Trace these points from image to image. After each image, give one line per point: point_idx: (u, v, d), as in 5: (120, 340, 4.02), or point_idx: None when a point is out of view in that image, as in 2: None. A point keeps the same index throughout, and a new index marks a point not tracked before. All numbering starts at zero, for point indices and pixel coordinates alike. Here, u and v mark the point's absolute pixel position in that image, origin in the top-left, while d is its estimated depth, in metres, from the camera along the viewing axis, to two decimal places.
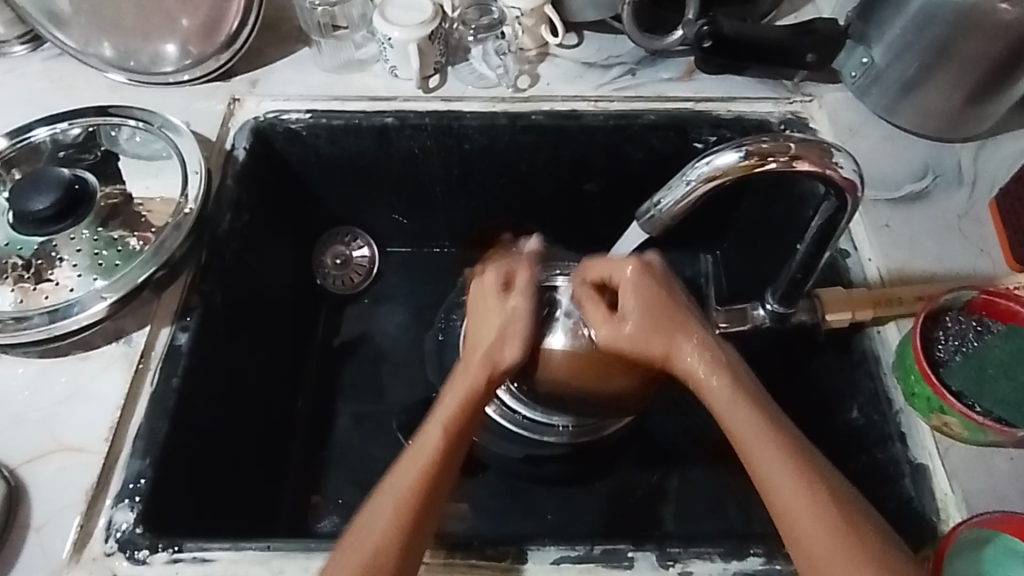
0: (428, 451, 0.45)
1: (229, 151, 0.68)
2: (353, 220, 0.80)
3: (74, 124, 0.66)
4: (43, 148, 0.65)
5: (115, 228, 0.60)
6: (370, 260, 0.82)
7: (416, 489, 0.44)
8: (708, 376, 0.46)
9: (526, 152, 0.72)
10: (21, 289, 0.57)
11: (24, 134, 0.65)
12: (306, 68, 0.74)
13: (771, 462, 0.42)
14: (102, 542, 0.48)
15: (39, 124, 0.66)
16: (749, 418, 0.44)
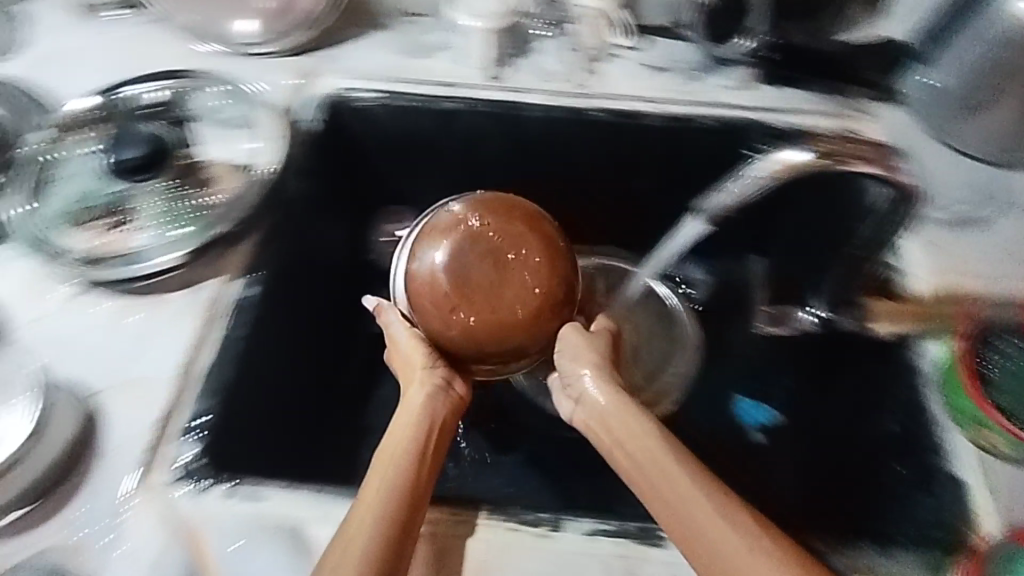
0: (384, 488, 0.43)
1: (301, 124, 0.72)
2: None
3: (160, 87, 0.72)
4: (128, 106, 0.70)
5: (191, 185, 0.64)
6: None
7: (380, 521, 0.41)
8: (633, 436, 0.46)
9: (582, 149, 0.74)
10: (101, 234, 0.61)
11: (117, 92, 0.71)
12: (378, 50, 0.78)
13: (658, 460, 0.44)
14: (167, 471, 0.51)
15: (129, 85, 0.72)
16: (679, 470, 0.43)
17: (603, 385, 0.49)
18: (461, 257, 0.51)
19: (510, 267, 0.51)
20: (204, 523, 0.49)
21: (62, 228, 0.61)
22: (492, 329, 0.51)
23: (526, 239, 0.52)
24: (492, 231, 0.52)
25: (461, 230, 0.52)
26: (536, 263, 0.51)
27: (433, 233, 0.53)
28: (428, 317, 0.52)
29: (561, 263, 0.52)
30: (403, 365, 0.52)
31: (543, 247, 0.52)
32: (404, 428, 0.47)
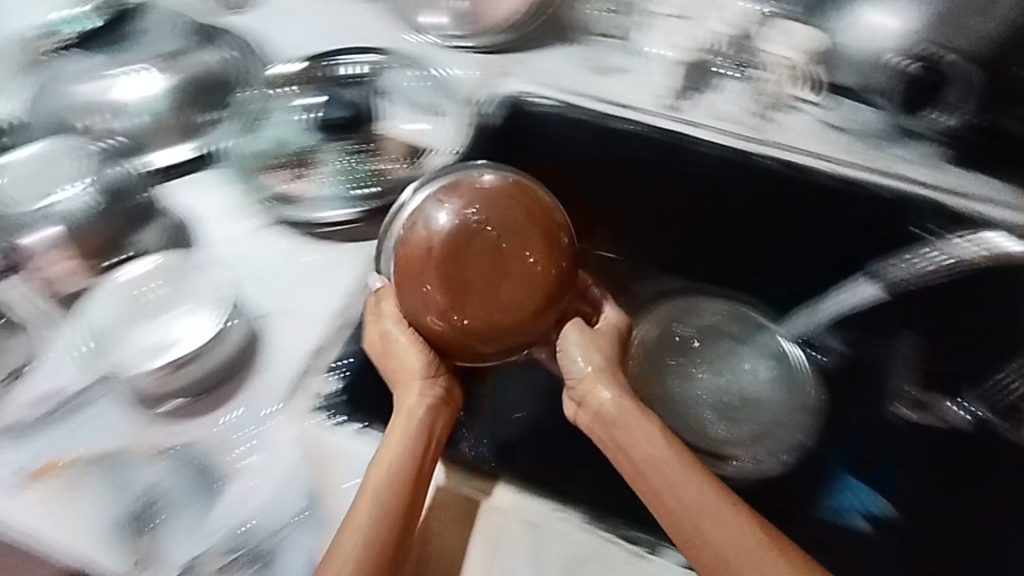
0: (372, 512, 0.45)
1: (480, 116, 0.77)
2: None
3: (365, 62, 0.79)
4: (335, 72, 0.78)
5: (376, 154, 0.72)
6: None
7: (369, 545, 0.43)
8: (641, 433, 0.48)
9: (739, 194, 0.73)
10: (291, 183, 0.70)
11: (324, 59, 0.79)
12: (562, 62, 0.81)
13: (681, 471, 0.46)
14: (310, 399, 0.55)
15: (338, 54, 0.79)
16: (688, 478, 0.46)
17: (613, 389, 0.52)
18: (453, 249, 0.51)
19: (509, 266, 0.51)
20: (332, 453, 0.53)
21: (260, 171, 0.70)
22: (484, 321, 0.51)
23: (528, 229, 0.52)
24: (490, 224, 0.52)
25: (457, 222, 0.52)
26: (534, 261, 0.51)
27: (428, 223, 0.52)
28: (417, 308, 0.52)
29: (559, 258, 0.52)
30: (390, 368, 0.54)
31: (545, 245, 0.52)
32: (397, 446, 0.48)
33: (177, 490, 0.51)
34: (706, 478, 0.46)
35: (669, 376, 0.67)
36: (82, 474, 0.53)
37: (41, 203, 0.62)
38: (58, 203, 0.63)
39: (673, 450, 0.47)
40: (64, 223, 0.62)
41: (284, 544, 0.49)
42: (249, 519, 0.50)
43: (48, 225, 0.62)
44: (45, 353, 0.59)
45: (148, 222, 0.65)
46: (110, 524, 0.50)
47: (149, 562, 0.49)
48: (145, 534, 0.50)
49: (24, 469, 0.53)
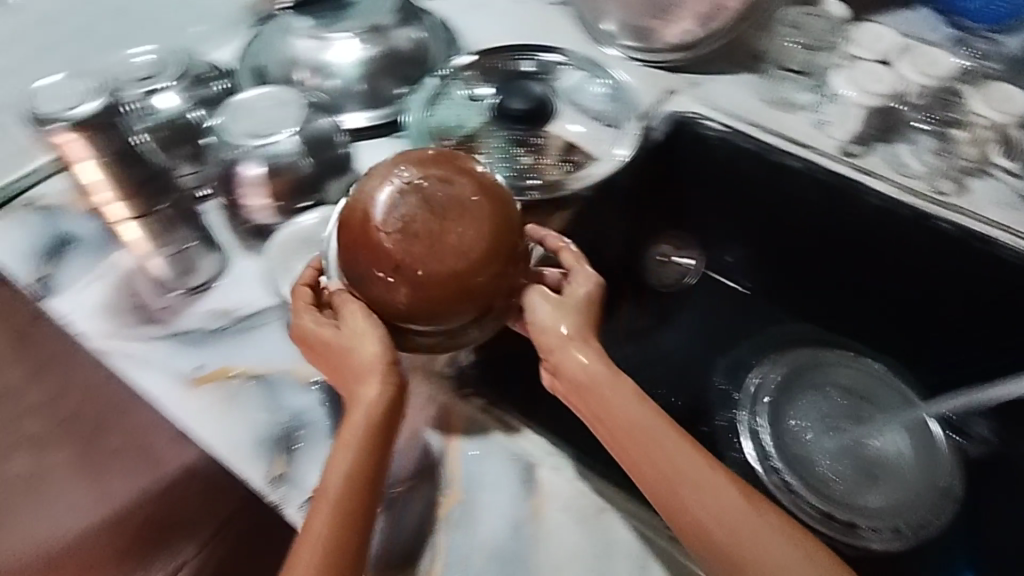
0: (325, 523, 0.45)
1: (646, 128, 0.78)
2: (693, 233, 0.87)
3: (567, 62, 0.82)
4: (530, 68, 0.82)
5: (541, 151, 0.75)
6: (687, 269, 0.88)
7: (324, 554, 0.44)
8: (620, 403, 0.49)
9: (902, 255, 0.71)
10: (452, 156, 0.73)
11: (526, 53, 0.83)
12: (741, 91, 0.81)
13: (661, 437, 0.47)
14: (445, 364, 0.60)
15: (542, 50, 0.83)
16: (671, 446, 0.47)
17: (623, 386, 0.50)
18: (396, 217, 0.48)
19: (458, 224, 0.48)
20: (463, 423, 0.57)
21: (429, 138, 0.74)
22: (451, 297, 0.49)
23: (474, 195, 0.49)
24: (431, 183, 0.49)
25: (402, 192, 0.48)
26: (483, 228, 0.49)
27: (369, 191, 0.50)
28: (370, 287, 0.50)
29: (508, 211, 0.50)
30: (332, 353, 0.52)
31: (488, 198, 0.49)
32: (346, 450, 0.48)
33: (320, 421, 0.56)
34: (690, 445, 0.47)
35: (788, 428, 0.74)
36: (239, 388, 0.58)
37: (249, 140, 0.61)
38: (263, 145, 0.62)
39: (649, 416, 0.48)
40: (266, 167, 0.62)
41: (412, 492, 0.53)
42: None
43: (252, 166, 0.62)
44: (229, 273, 0.64)
45: (340, 174, 0.66)
46: (258, 439, 0.55)
47: (286, 480, 0.53)
48: (285, 453, 0.54)
49: (191, 373, 0.59)
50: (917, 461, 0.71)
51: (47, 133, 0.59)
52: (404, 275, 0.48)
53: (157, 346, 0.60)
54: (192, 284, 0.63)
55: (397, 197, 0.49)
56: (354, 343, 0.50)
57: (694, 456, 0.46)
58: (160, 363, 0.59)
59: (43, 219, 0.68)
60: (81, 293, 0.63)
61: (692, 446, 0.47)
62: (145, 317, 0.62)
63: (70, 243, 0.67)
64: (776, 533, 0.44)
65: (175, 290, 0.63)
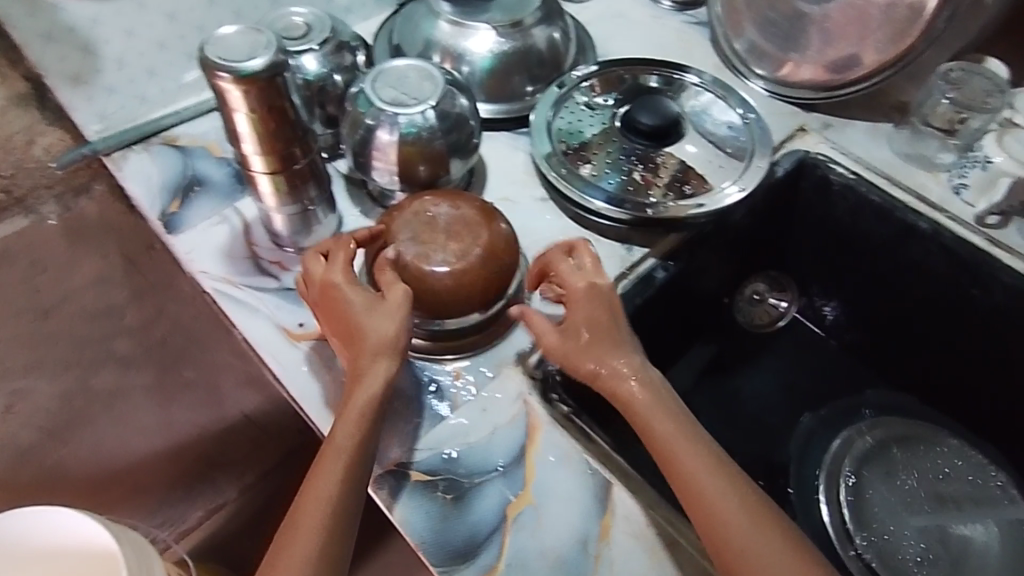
0: (334, 482, 0.48)
1: (771, 164, 0.76)
2: (790, 276, 0.84)
3: (703, 84, 0.80)
4: (663, 86, 0.81)
5: (654, 168, 0.72)
6: (779, 312, 0.85)
7: (328, 511, 0.47)
8: (652, 407, 0.51)
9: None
10: (566, 156, 0.73)
11: (666, 69, 0.81)
12: (876, 140, 0.78)
13: (683, 437, 0.49)
14: (534, 365, 0.59)
15: (682, 70, 0.81)
16: (690, 449, 0.48)
17: (688, 427, 0.50)
18: (411, 234, 0.57)
19: (464, 240, 0.57)
20: (542, 423, 0.56)
21: (546, 134, 0.74)
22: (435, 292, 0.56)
23: (478, 220, 0.59)
24: (443, 208, 0.59)
25: (425, 214, 0.59)
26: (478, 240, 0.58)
27: (400, 211, 0.59)
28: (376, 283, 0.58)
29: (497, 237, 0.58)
30: (351, 318, 0.53)
31: (488, 219, 0.59)
32: (353, 415, 0.50)
33: (409, 402, 0.57)
34: (706, 449, 0.49)
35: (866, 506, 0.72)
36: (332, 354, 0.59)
37: (389, 108, 0.62)
38: (399, 114, 0.62)
39: (674, 417, 0.50)
40: (398, 136, 0.62)
41: (481, 488, 0.53)
42: (455, 451, 0.54)
43: (384, 132, 0.62)
44: (339, 239, 0.67)
45: (467, 156, 0.66)
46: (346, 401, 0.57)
47: None
48: None
49: (291, 329, 0.61)
50: (1006, 561, 0.67)
51: (212, 76, 0.49)
52: (413, 266, 0.56)
53: (266, 295, 0.63)
54: (306, 244, 0.65)
55: (416, 218, 0.59)
56: (380, 318, 0.53)
57: (712, 463, 0.48)
58: (266, 313, 0.62)
59: (181, 157, 0.73)
60: (204, 233, 0.66)
61: (748, 497, 0.46)
62: (258, 268, 0.64)
63: (200, 185, 0.70)
64: (790, 553, 0.44)
65: (289, 247, 0.65)
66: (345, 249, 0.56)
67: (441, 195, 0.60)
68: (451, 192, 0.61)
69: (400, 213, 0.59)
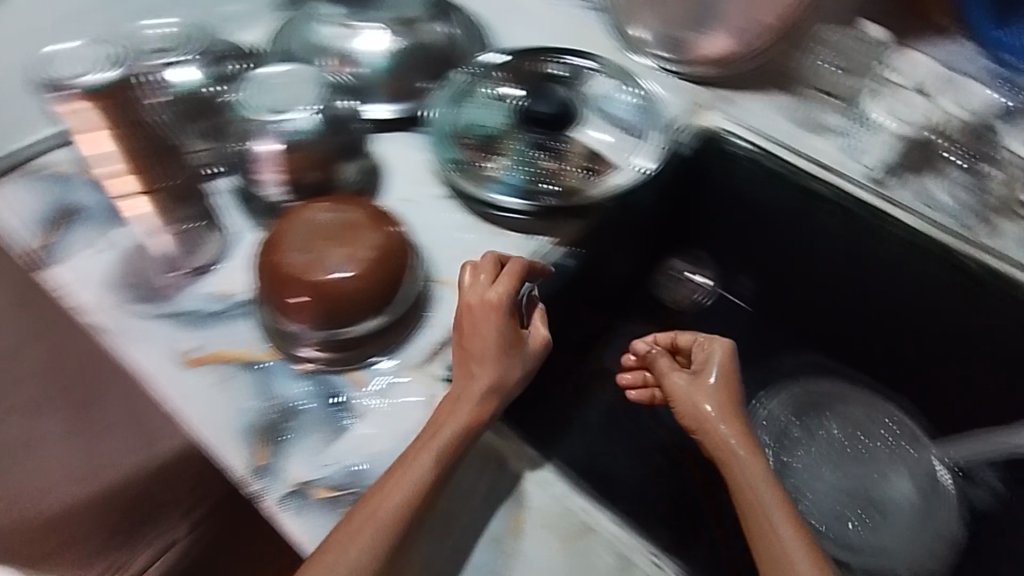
0: (410, 487, 0.47)
1: (673, 142, 0.76)
2: (708, 252, 0.85)
3: (597, 69, 0.80)
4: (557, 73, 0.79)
5: (558, 155, 0.72)
6: (700, 288, 0.86)
7: (397, 512, 0.46)
8: (748, 470, 0.49)
9: (1019, 338, 0.65)
10: (470, 152, 0.72)
11: (556, 56, 0.81)
12: (772, 110, 0.79)
13: (773, 505, 0.47)
14: (442, 367, 0.58)
15: (571, 53, 0.81)
16: (776, 519, 0.46)
17: (784, 497, 0.48)
18: (305, 244, 0.56)
19: (360, 242, 0.56)
20: None
21: (447, 133, 0.73)
22: (343, 299, 0.55)
23: (370, 220, 0.58)
24: (328, 213, 0.58)
25: (313, 220, 0.57)
26: (381, 238, 0.57)
27: (288, 222, 0.58)
28: (292, 301, 0.55)
29: (394, 235, 0.58)
30: (493, 341, 0.54)
31: (377, 220, 0.58)
32: (448, 431, 0.50)
33: (308, 412, 0.55)
34: (793, 524, 0.46)
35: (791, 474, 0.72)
36: (232, 373, 0.57)
37: (272, 116, 0.61)
38: (284, 121, 0.60)
39: (770, 486, 0.48)
40: (284, 144, 0.60)
41: None
42: (360, 462, 0.53)
43: (270, 141, 0.61)
44: (232, 254, 0.63)
45: (355, 157, 0.65)
46: (245, 425, 0.54)
47: (267, 470, 0.52)
48: (270, 444, 0.53)
49: (187, 352, 0.58)
50: (916, 508, 0.70)
51: (58, 93, 0.57)
52: (318, 277, 0.55)
53: (154, 323, 0.59)
54: (198, 264, 0.61)
55: (305, 227, 0.57)
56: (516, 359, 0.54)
57: (798, 540, 0.45)
58: (156, 341, 0.58)
59: (57, 183, 0.67)
60: (88, 263, 0.63)
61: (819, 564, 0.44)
62: (145, 294, 0.61)
63: (78, 213, 0.66)
64: None
65: (182, 269, 0.61)
66: (485, 267, 0.57)
67: (332, 201, 0.60)
68: (340, 196, 0.61)
69: (290, 221, 0.58)
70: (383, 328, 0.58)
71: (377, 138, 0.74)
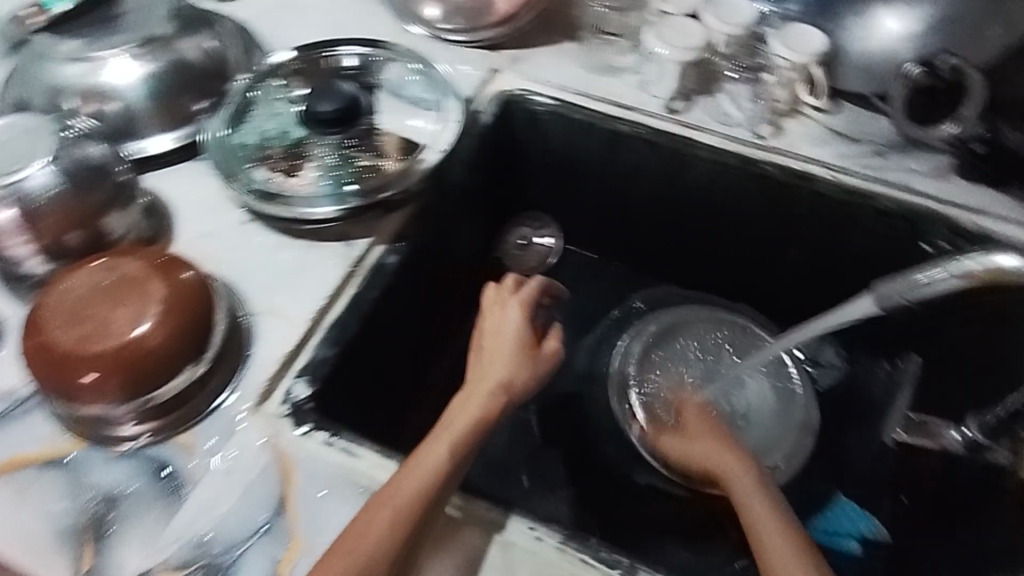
0: (428, 475, 0.47)
1: (475, 114, 0.75)
2: (545, 211, 0.84)
3: (374, 54, 0.76)
4: (332, 65, 0.75)
5: (365, 149, 0.67)
6: (547, 249, 0.86)
7: (412, 502, 0.45)
8: (744, 476, 0.52)
9: (821, 229, 0.70)
10: (275, 173, 0.65)
11: (330, 48, 0.75)
12: (563, 61, 0.79)
13: (760, 498, 0.49)
14: (279, 404, 0.54)
15: (345, 43, 0.76)
16: (764, 512, 0.48)
17: (774, 495, 0.50)
18: (77, 312, 0.50)
19: (144, 295, 0.51)
20: (300, 461, 0.52)
21: (244, 160, 0.66)
22: (147, 362, 0.50)
23: (151, 268, 0.53)
24: (101, 272, 0.52)
25: (85, 284, 0.52)
26: (171, 287, 0.52)
27: (54, 293, 0.51)
28: (86, 379, 0.49)
29: (185, 278, 0.53)
30: (509, 339, 0.56)
31: (160, 266, 0.53)
32: (466, 426, 0.50)
33: (132, 492, 0.50)
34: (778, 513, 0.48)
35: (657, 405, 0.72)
36: (33, 477, 0.51)
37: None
38: (13, 183, 0.53)
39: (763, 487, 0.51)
40: (18, 208, 0.54)
41: (244, 554, 0.48)
42: (207, 530, 0.49)
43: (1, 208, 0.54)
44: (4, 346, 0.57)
45: (123, 205, 0.59)
46: (61, 530, 0.48)
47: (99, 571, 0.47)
48: (96, 542, 0.48)
49: None
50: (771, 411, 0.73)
51: None
52: (109, 345, 0.49)
53: None
54: None
55: (77, 294, 0.51)
56: (535, 360, 0.55)
57: (780, 524, 0.46)
58: None
59: None
60: None
61: (795, 534, 0.46)
62: None
63: None
64: None
65: None
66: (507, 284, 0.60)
67: (107, 255, 0.54)
68: (117, 249, 0.55)
69: (59, 291, 0.51)
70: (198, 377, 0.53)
71: (150, 177, 0.68)
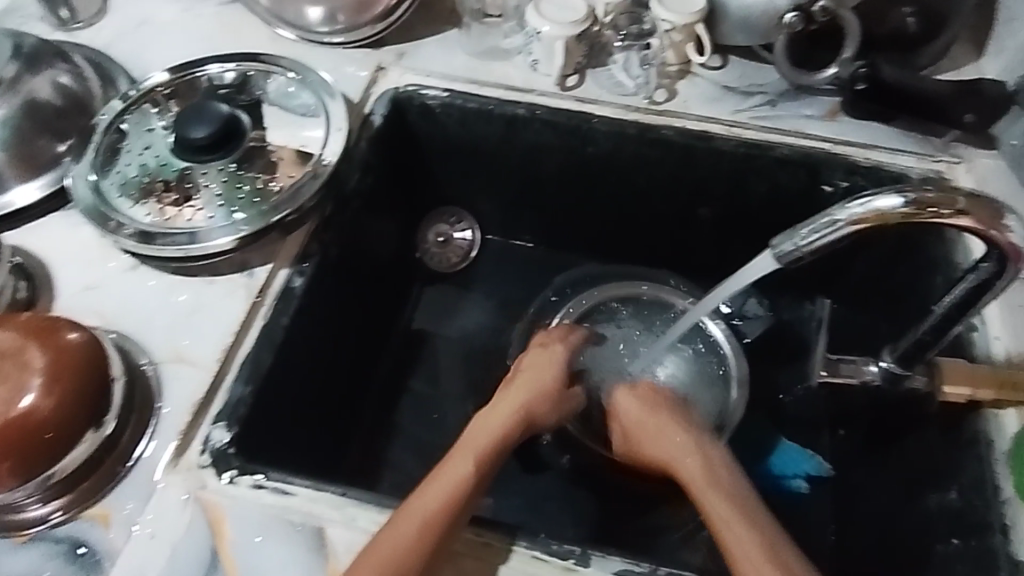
0: (461, 482, 0.47)
1: (367, 116, 0.72)
2: (459, 205, 0.82)
3: (236, 67, 0.71)
4: (201, 85, 0.70)
5: (255, 169, 0.63)
6: (468, 243, 0.84)
7: (443, 509, 0.46)
8: (698, 457, 0.52)
9: (725, 185, 0.71)
10: (159, 208, 0.61)
11: (196, 68, 0.70)
12: (450, 50, 0.77)
13: (718, 482, 0.49)
14: (199, 454, 0.51)
15: (212, 60, 0.71)
16: (722, 498, 0.48)
17: (732, 475, 0.50)
18: None
19: (20, 368, 0.47)
20: (229, 510, 0.49)
21: (125, 200, 0.61)
22: (35, 440, 0.46)
23: (25, 336, 0.48)
24: None
25: None
26: (50, 355, 0.48)
27: None
28: None
29: (63, 342, 0.49)
30: (551, 371, 0.58)
31: (35, 331, 0.49)
32: (492, 445, 0.51)
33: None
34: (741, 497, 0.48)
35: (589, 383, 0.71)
36: None
37: None
38: None
39: (723, 468, 0.51)
40: None
41: None
42: None
43: None
44: None
45: None
46: None
47: None
48: None
49: None
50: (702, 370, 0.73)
51: None
52: None
53: None
54: None
55: None
56: (564, 400, 0.57)
57: (740, 508, 0.47)
58: None
59: None
60: None
61: (759, 518, 0.46)
62: None
63: None
64: None
65: None
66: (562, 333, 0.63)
67: None
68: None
69: None
70: (104, 441, 0.50)
71: (14, 235, 0.63)
